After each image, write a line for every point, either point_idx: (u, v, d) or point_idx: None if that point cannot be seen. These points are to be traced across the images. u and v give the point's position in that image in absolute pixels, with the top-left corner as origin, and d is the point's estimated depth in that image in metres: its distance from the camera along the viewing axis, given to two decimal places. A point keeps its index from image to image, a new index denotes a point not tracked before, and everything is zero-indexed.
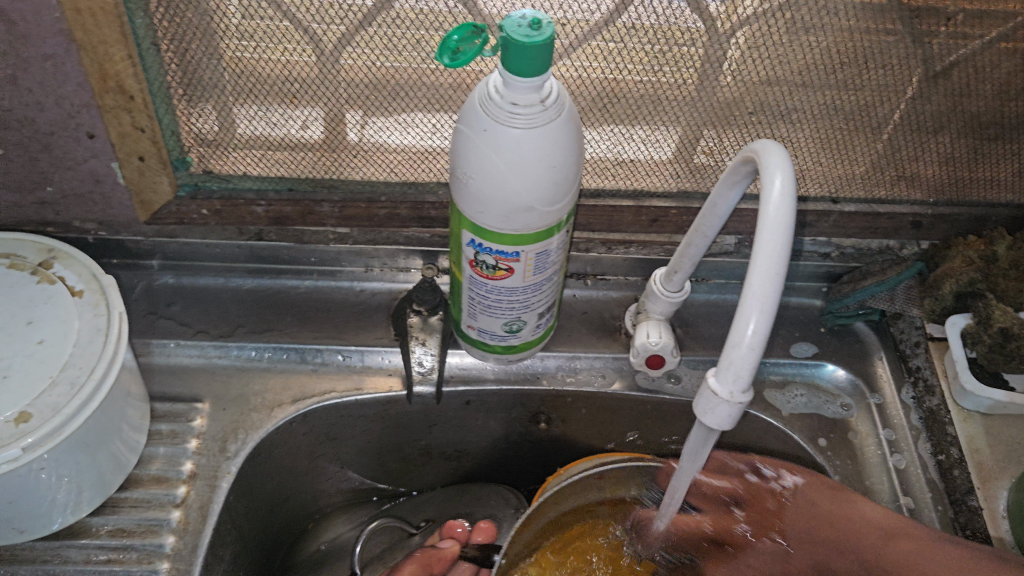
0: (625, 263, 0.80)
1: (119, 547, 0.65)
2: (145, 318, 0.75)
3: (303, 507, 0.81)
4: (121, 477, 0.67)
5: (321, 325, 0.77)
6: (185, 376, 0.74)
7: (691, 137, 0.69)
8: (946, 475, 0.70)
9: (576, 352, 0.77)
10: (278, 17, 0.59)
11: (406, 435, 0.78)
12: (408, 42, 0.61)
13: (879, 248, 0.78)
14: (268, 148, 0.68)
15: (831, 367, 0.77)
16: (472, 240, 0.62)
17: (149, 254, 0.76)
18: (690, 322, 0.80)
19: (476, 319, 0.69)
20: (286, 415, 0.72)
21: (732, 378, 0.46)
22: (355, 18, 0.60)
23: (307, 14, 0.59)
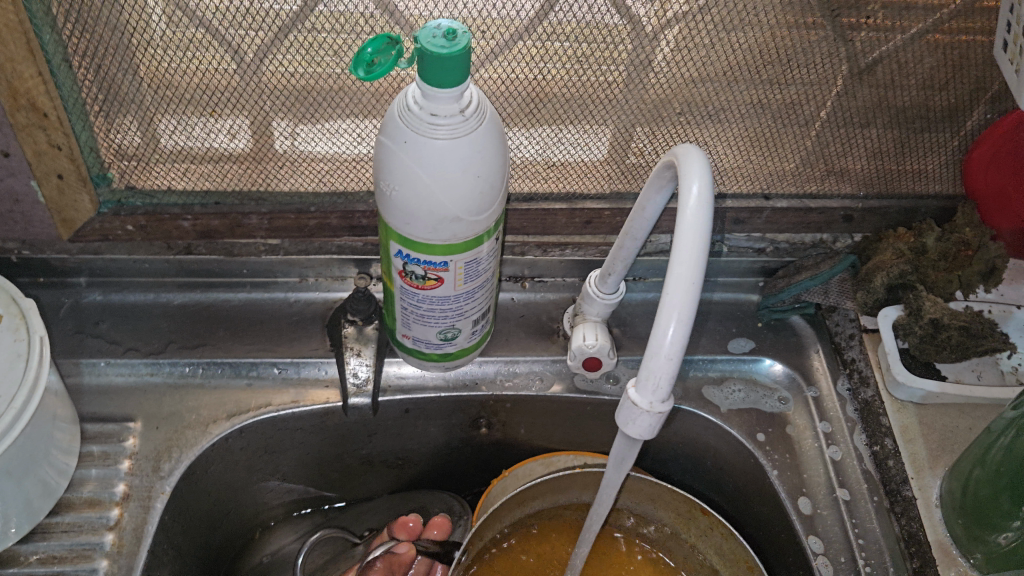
0: (561, 265, 0.79)
1: (51, 573, 0.64)
2: (73, 337, 0.74)
3: (244, 521, 0.80)
4: (51, 503, 0.65)
5: (255, 338, 0.76)
6: (116, 395, 0.72)
7: (621, 137, 0.69)
8: (881, 466, 0.71)
9: (515, 356, 0.76)
10: (193, 25, 0.58)
11: (347, 446, 0.78)
12: (328, 48, 0.60)
13: (812, 242, 0.78)
14: (192, 161, 0.67)
15: (769, 362, 0.77)
16: (400, 251, 0.62)
17: (75, 271, 0.75)
18: (628, 321, 0.80)
19: (410, 328, 0.69)
20: (221, 431, 0.71)
21: (652, 388, 0.46)
22: (275, 25, 0.58)
23: (223, 24, 0.58)
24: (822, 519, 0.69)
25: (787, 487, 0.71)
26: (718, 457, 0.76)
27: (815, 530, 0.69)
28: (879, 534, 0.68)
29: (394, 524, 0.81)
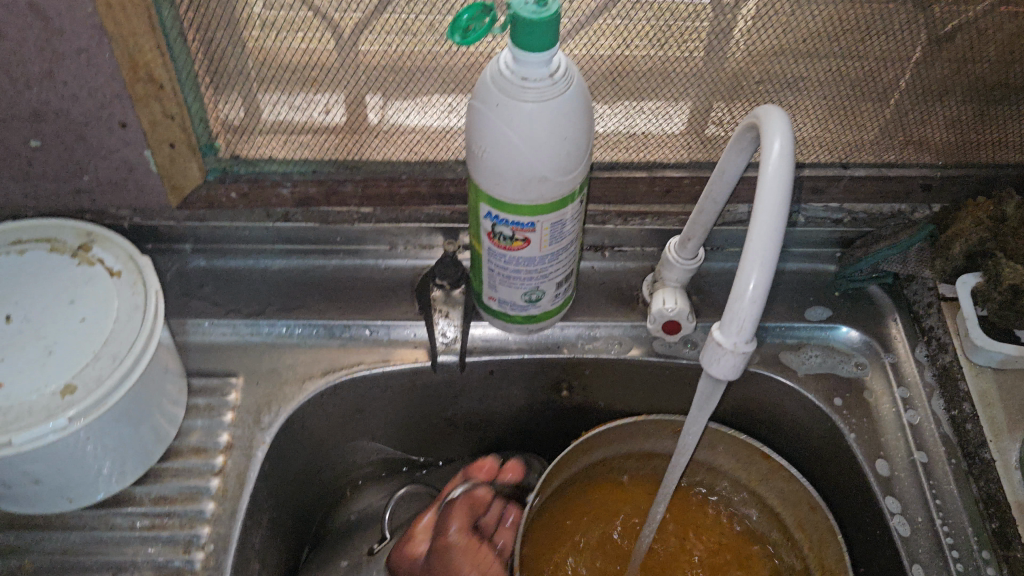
0: (640, 234, 0.82)
1: (163, 513, 0.69)
2: (180, 299, 0.79)
3: (336, 477, 0.84)
4: (162, 448, 0.70)
5: (348, 302, 0.80)
6: (220, 353, 0.77)
7: (701, 109, 0.71)
8: (959, 430, 0.72)
9: (595, 321, 0.79)
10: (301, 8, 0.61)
11: (434, 406, 0.82)
12: (423, 26, 0.64)
13: (891, 212, 0.79)
14: (291, 132, 0.71)
15: (845, 329, 0.79)
16: (489, 213, 0.65)
17: (182, 238, 0.80)
18: (706, 290, 0.82)
19: (496, 290, 0.72)
20: (317, 387, 0.75)
21: (736, 330, 0.48)
22: (369, 6, 0.61)
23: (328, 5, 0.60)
24: (899, 481, 0.70)
25: (864, 452, 0.72)
26: (795, 421, 0.78)
27: (893, 490, 0.70)
28: (957, 495, 0.69)
29: (471, 466, 0.82)
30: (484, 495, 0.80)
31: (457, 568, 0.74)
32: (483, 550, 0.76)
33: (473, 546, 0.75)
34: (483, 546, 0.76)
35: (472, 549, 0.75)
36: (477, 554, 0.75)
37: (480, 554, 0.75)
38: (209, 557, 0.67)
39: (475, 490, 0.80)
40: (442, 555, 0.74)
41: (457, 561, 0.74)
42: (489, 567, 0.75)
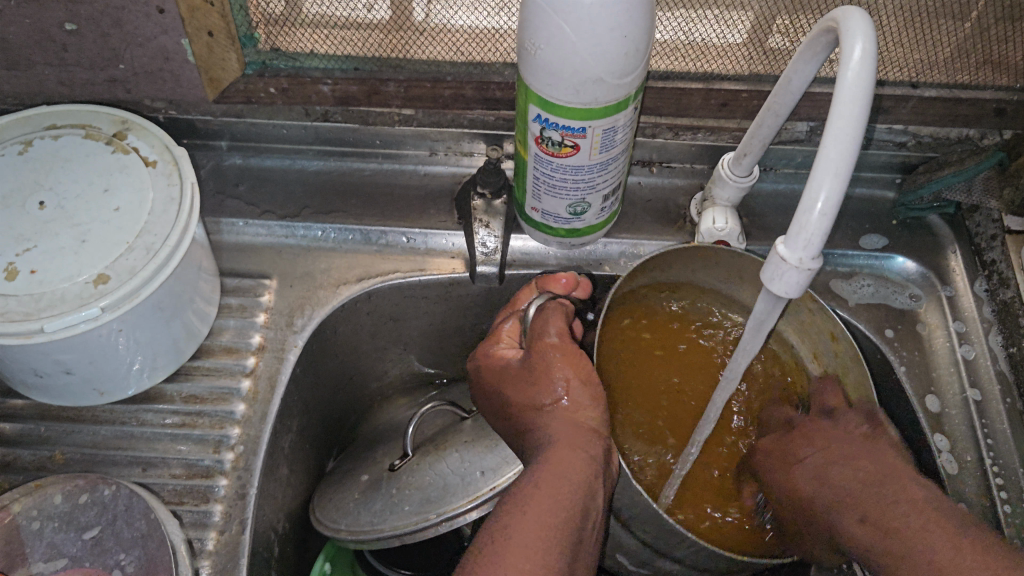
0: (691, 149, 0.78)
1: (193, 412, 0.68)
2: (214, 198, 0.77)
3: (366, 385, 0.84)
4: (194, 346, 0.69)
5: (385, 209, 0.77)
6: (254, 254, 0.75)
7: (765, 17, 0.67)
8: (1016, 368, 0.69)
9: (640, 239, 0.76)
10: None
11: (469, 318, 0.81)
12: None
13: (958, 137, 0.74)
14: (333, 27, 0.68)
15: (901, 259, 0.75)
16: (539, 116, 0.62)
17: (218, 134, 0.77)
18: (757, 212, 0.78)
19: (540, 201, 0.69)
20: (351, 293, 0.74)
21: (802, 245, 0.45)
22: None
23: None
24: (949, 418, 0.68)
25: (914, 386, 0.70)
26: None
27: (943, 428, 0.68)
28: (1010, 435, 0.67)
29: (543, 277, 0.65)
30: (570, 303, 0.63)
31: (553, 378, 0.58)
32: (584, 358, 0.58)
33: (573, 349, 0.58)
34: (582, 353, 0.59)
35: (569, 355, 0.58)
36: (577, 364, 0.58)
37: (581, 362, 0.58)
38: (239, 459, 0.66)
39: (561, 298, 0.63)
40: (540, 360, 0.58)
41: (555, 365, 0.58)
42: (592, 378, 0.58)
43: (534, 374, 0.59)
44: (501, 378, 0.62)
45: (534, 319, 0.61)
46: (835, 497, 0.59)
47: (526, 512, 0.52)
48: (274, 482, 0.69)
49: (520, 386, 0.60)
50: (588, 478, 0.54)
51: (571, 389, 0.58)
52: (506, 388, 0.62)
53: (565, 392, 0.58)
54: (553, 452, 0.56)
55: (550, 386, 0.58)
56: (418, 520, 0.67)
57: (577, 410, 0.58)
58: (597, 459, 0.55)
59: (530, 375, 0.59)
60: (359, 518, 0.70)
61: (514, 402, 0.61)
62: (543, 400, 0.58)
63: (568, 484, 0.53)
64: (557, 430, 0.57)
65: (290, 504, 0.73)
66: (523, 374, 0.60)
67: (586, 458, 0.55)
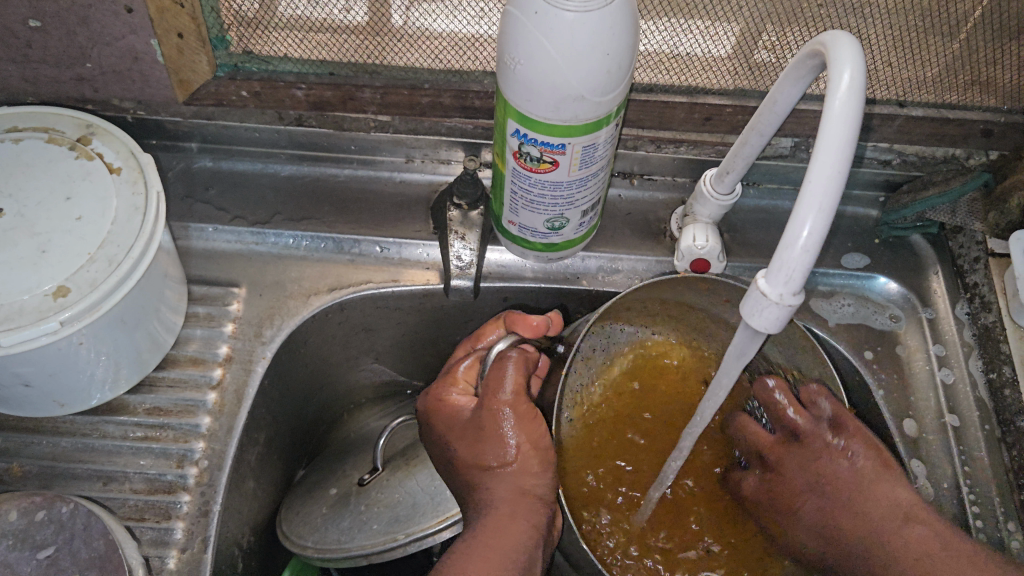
0: (672, 163, 0.77)
1: (157, 425, 0.66)
2: (183, 202, 0.75)
3: (336, 394, 0.82)
4: (159, 357, 0.67)
5: (359, 217, 0.75)
6: (222, 260, 0.73)
7: (751, 32, 0.65)
8: (995, 394, 0.68)
9: (618, 253, 0.75)
10: None
11: (442, 329, 0.79)
12: None
13: (944, 157, 0.74)
14: (308, 29, 0.66)
15: (883, 280, 0.74)
16: (517, 131, 0.60)
17: (188, 136, 0.75)
18: (738, 227, 0.77)
19: (517, 214, 0.68)
20: (322, 304, 0.72)
21: (784, 281, 0.44)
22: None
23: None
24: (927, 444, 0.67)
25: (892, 409, 0.69)
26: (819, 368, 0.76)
27: (919, 453, 0.67)
28: (988, 463, 0.66)
29: (515, 315, 0.63)
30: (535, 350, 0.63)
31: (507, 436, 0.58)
32: (539, 419, 0.59)
33: (528, 409, 0.59)
34: (537, 416, 0.59)
35: (525, 417, 0.59)
36: (530, 426, 0.59)
37: (535, 426, 0.59)
38: (203, 474, 0.64)
39: (525, 345, 0.63)
40: (494, 416, 0.59)
41: (507, 425, 0.59)
42: (540, 441, 0.59)
43: (485, 433, 0.59)
44: (452, 427, 0.62)
45: (491, 369, 0.60)
46: (812, 536, 0.63)
47: (470, 560, 0.53)
48: (239, 497, 0.68)
49: (468, 440, 0.61)
50: (527, 543, 0.56)
51: (519, 452, 0.59)
52: (456, 440, 0.62)
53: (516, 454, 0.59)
54: (496, 511, 0.57)
55: (501, 444, 0.59)
56: (386, 540, 0.66)
57: (524, 474, 0.59)
58: (539, 527, 0.57)
59: (482, 432, 0.60)
60: (327, 536, 0.68)
61: (463, 457, 0.62)
62: (490, 459, 0.60)
63: (507, 544, 0.55)
64: (502, 490, 0.59)
65: (256, 519, 0.72)
66: (475, 428, 0.60)
67: (527, 527, 0.57)
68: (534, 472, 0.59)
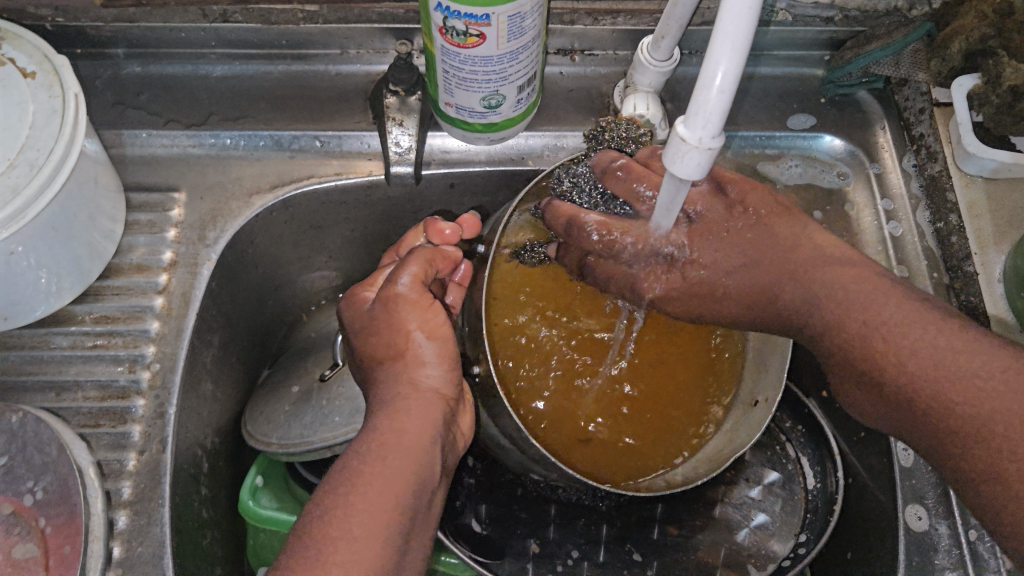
0: (612, 35, 0.75)
1: (105, 333, 0.65)
2: (114, 109, 0.73)
3: (292, 295, 0.82)
4: (100, 266, 0.66)
5: (297, 110, 0.74)
6: (159, 166, 0.72)
7: None
8: (942, 243, 0.70)
9: (562, 131, 0.74)
10: None
11: (392, 223, 0.78)
12: None
13: (886, 9, 0.70)
14: None
15: (829, 138, 0.74)
16: (440, 4, 0.58)
17: (112, 41, 0.72)
18: (682, 97, 0.76)
19: (453, 95, 0.66)
20: (265, 203, 0.72)
21: (702, 124, 0.43)
22: None
23: None
24: None
25: None
26: None
27: None
28: None
29: (430, 223, 0.63)
30: (452, 252, 0.61)
31: (402, 326, 0.53)
32: (436, 307, 0.55)
33: (425, 298, 0.55)
34: (434, 303, 0.55)
35: (421, 305, 0.54)
36: (427, 314, 0.54)
37: (432, 314, 0.54)
38: (156, 377, 0.65)
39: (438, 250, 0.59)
40: (388, 308, 0.54)
41: (400, 315, 0.54)
42: (437, 330, 0.54)
43: (378, 324, 0.55)
44: (351, 328, 0.57)
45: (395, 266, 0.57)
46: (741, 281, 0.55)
47: (368, 465, 0.48)
48: (197, 399, 0.68)
49: (362, 336, 0.56)
50: (427, 443, 0.50)
51: (416, 341, 0.54)
52: (356, 340, 0.57)
53: (411, 344, 0.53)
54: (394, 404, 0.52)
55: (394, 338, 0.54)
56: (348, 430, 0.67)
57: (419, 365, 0.53)
58: (438, 424, 0.52)
59: (376, 324, 0.55)
60: (290, 431, 0.69)
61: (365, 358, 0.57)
62: (385, 355, 0.54)
63: (411, 443, 0.49)
64: (397, 385, 0.53)
65: (220, 421, 0.72)
66: (371, 324, 0.55)
67: (424, 423, 0.51)
68: (428, 362, 0.54)
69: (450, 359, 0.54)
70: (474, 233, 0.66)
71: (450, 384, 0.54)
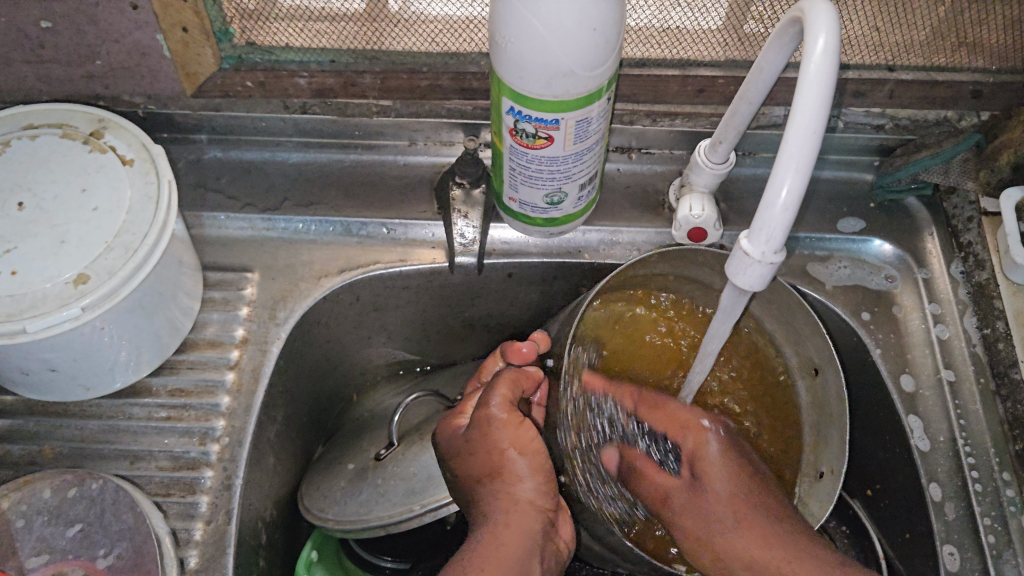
0: (669, 136, 0.78)
1: (178, 405, 0.69)
2: (195, 191, 0.77)
3: (351, 373, 0.85)
4: (178, 341, 0.69)
5: (365, 199, 0.78)
6: (235, 247, 0.76)
7: (741, 5, 0.67)
8: (989, 349, 0.71)
9: (619, 226, 0.77)
10: None
11: (451, 308, 0.81)
12: None
13: (936, 119, 0.75)
14: (307, 19, 0.68)
15: (879, 242, 0.76)
16: (512, 108, 0.62)
17: (197, 128, 0.77)
18: (735, 197, 0.79)
19: (517, 191, 0.69)
20: (332, 286, 0.75)
21: (765, 239, 0.46)
22: None
23: None
24: (924, 398, 0.70)
25: (889, 367, 0.72)
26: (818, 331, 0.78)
27: (916, 409, 0.70)
28: (982, 415, 0.69)
29: (506, 346, 0.69)
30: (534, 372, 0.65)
31: (495, 446, 0.59)
32: (526, 424, 0.60)
33: (518, 416, 0.60)
34: (525, 420, 0.60)
35: (512, 423, 0.59)
36: (519, 433, 0.59)
37: (523, 431, 0.59)
38: (224, 450, 0.68)
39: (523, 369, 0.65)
40: (482, 430, 0.60)
41: (494, 436, 0.59)
42: (529, 445, 0.59)
43: (474, 444, 0.60)
44: (450, 448, 0.63)
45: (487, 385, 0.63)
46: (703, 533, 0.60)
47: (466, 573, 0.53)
48: (261, 472, 0.71)
49: (459, 454, 0.62)
50: (519, 562, 0.55)
51: (509, 460, 0.59)
52: (453, 461, 0.62)
53: (505, 461, 0.59)
54: (495, 523, 0.57)
55: (487, 458, 0.59)
56: (404, 510, 0.69)
57: (515, 481, 0.59)
58: (535, 541, 0.57)
59: (472, 447, 0.60)
60: (346, 507, 0.71)
61: (458, 474, 0.62)
62: (480, 473, 0.60)
63: (504, 559, 0.55)
64: (497, 501, 0.59)
65: (279, 493, 0.75)
66: (467, 445, 0.61)
67: (518, 541, 0.56)
68: (523, 477, 0.59)
69: (544, 472, 0.59)
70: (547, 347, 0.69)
71: (543, 496, 0.59)
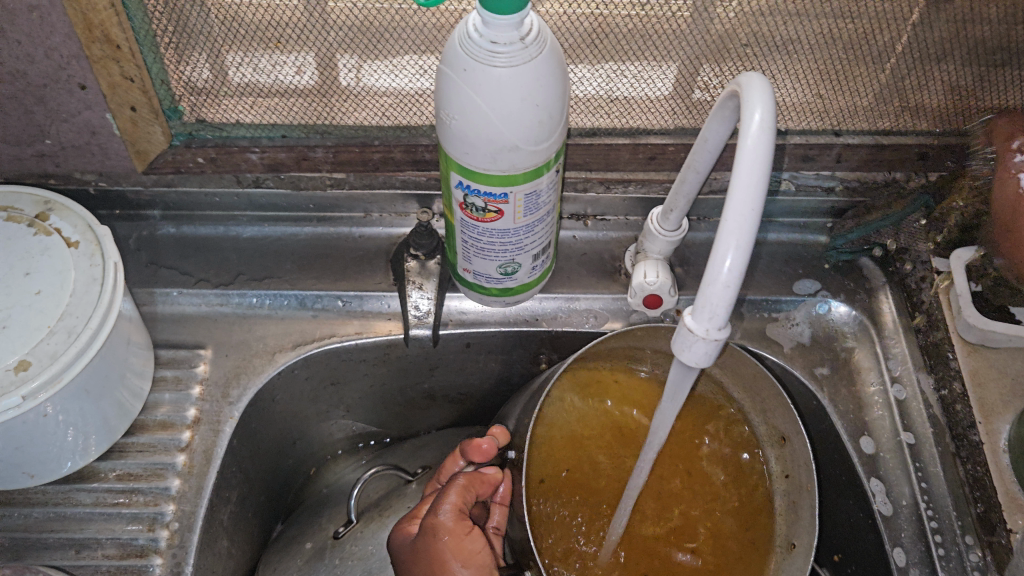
0: (623, 202, 0.79)
1: (127, 490, 0.67)
2: (147, 268, 0.76)
3: (311, 447, 0.84)
4: (128, 423, 0.68)
5: (321, 271, 0.77)
6: (189, 324, 0.75)
7: (688, 73, 0.67)
8: (947, 410, 0.71)
9: (575, 294, 0.77)
10: None
11: (410, 379, 0.80)
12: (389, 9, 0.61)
13: (885, 180, 0.76)
14: (258, 95, 0.68)
15: (834, 304, 0.77)
16: (460, 183, 0.62)
17: (150, 204, 0.77)
18: (691, 261, 0.79)
19: (471, 262, 0.69)
20: (287, 360, 0.74)
21: (708, 317, 0.46)
22: None
23: None
24: (883, 460, 0.70)
25: (849, 430, 0.72)
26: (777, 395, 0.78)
27: (877, 472, 0.70)
28: (943, 478, 0.69)
29: (466, 444, 0.66)
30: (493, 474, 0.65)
31: (439, 556, 0.59)
32: (472, 535, 0.61)
33: (464, 526, 0.61)
34: (471, 531, 0.61)
35: (458, 533, 0.61)
36: (464, 543, 0.61)
37: (467, 542, 0.61)
38: (174, 536, 0.66)
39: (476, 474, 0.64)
40: (429, 537, 0.60)
41: (441, 545, 0.60)
42: (473, 557, 0.60)
43: (420, 553, 0.60)
44: (397, 556, 0.63)
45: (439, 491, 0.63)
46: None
47: None
48: (213, 556, 0.69)
49: (403, 565, 0.62)
50: None
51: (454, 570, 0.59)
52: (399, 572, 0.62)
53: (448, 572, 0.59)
54: None
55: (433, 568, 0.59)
56: None
57: None
58: None
59: (418, 554, 0.61)
60: None
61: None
62: None
63: None
64: None
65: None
66: (413, 554, 0.61)
67: None
68: None
69: None
70: (507, 440, 0.66)
71: None
